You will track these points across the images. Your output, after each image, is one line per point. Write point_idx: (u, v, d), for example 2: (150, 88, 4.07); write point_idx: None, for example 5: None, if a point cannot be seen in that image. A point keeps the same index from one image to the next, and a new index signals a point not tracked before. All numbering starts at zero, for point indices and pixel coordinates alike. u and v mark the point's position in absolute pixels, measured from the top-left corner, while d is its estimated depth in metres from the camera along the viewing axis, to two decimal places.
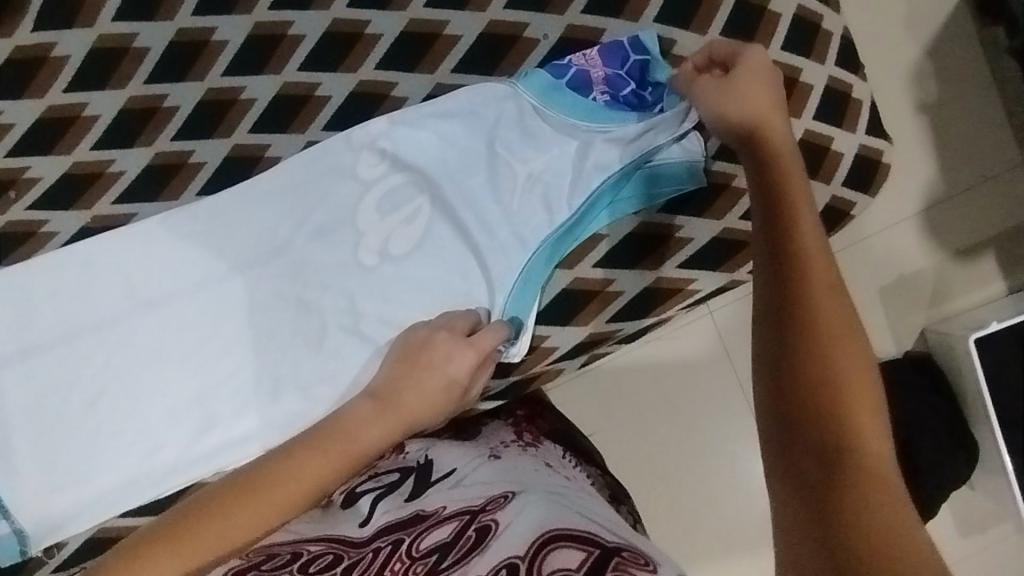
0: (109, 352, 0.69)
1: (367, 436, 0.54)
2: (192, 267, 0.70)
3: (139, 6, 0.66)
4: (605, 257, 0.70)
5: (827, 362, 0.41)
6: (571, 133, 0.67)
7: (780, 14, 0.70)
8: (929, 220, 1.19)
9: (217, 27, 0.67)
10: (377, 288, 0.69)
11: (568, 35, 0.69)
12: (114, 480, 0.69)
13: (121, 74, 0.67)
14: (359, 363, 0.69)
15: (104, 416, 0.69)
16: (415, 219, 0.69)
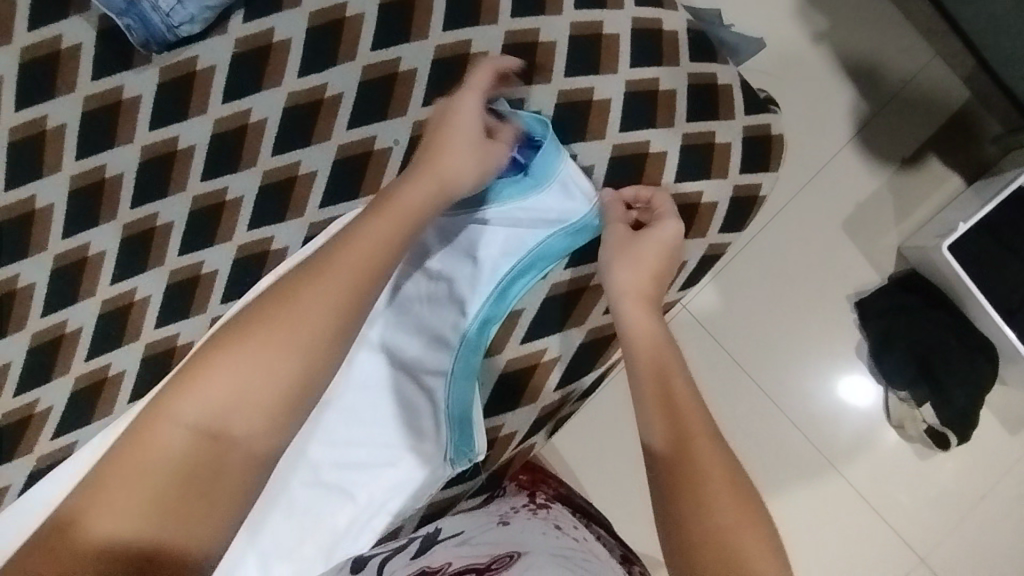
0: None
1: (341, 263, 0.56)
2: None
3: (11, 248, 0.66)
4: (529, 330, 0.68)
5: (699, 458, 0.55)
6: (451, 224, 0.68)
7: (616, 35, 0.69)
8: (864, 140, 1.16)
9: (91, 241, 0.67)
10: (322, 433, 0.67)
11: (417, 132, 0.69)
12: None
13: (18, 317, 0.67)
14: (334, 511, 0.68)
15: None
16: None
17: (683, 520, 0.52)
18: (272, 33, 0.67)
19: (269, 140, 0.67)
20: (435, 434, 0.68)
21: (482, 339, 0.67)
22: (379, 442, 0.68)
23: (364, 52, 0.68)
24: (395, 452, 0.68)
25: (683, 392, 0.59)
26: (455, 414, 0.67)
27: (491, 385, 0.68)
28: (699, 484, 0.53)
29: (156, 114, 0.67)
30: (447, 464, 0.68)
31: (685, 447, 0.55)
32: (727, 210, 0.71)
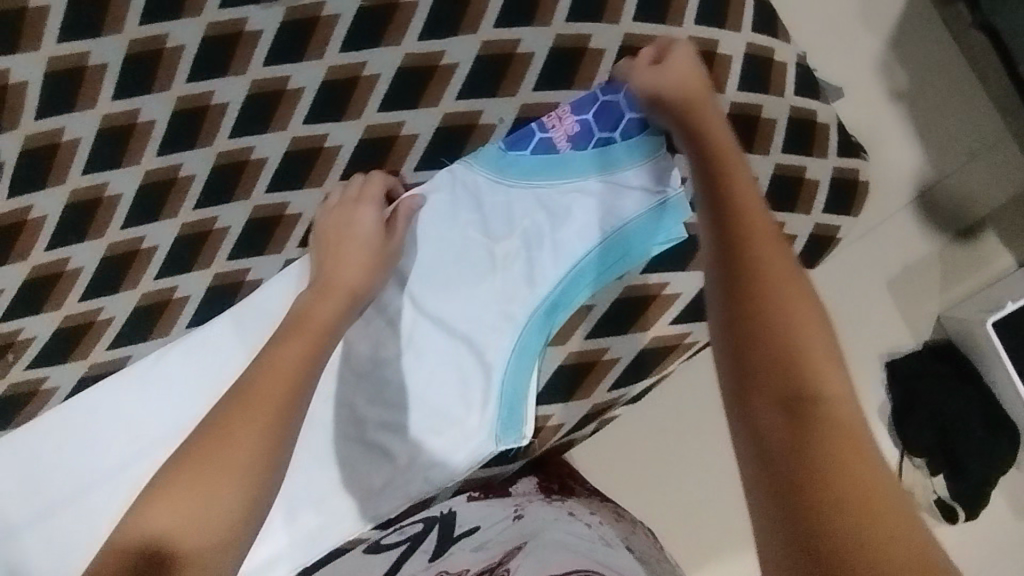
0: (126, 495, 0.70)
1: (324, 312, 0.61)
2: (193, 396, 0.71)
3: (104, 157, 0.66)
4: (595, 327, 0.69)
5: (788, 318, 0.47)
6: (537, 195, 0.68)
7: (729, 56, 0.70)
8: (924, 206, 1.17)
9: (183, 163, 0.67)
10: (375, 391, 0.68)
11: (524, 113, 0.69)
12: None
13: (98, 224, 0.67)
14: (371, 471, 0.69)
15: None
16: (398, 319, 0.68)
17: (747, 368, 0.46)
18: None
19: (378, 95, 0.67)
20: (488, 406, 0.68)
21: (551, 319, 0.68)
22: (430, 406, 0.68)
23: (487, 28, 0.67)
24: (444, 418, 0.68)
25: (772, 248, 0.51)
26: (513, 388, 0.67)
27: (549, 372, 0.69)
28: (766, 308, 0.48)
29: (273, 51, 0.66)
30: (494, 439, 0.68)
31: (753, 290, 0.49)
32: (804, 245, 0.72)
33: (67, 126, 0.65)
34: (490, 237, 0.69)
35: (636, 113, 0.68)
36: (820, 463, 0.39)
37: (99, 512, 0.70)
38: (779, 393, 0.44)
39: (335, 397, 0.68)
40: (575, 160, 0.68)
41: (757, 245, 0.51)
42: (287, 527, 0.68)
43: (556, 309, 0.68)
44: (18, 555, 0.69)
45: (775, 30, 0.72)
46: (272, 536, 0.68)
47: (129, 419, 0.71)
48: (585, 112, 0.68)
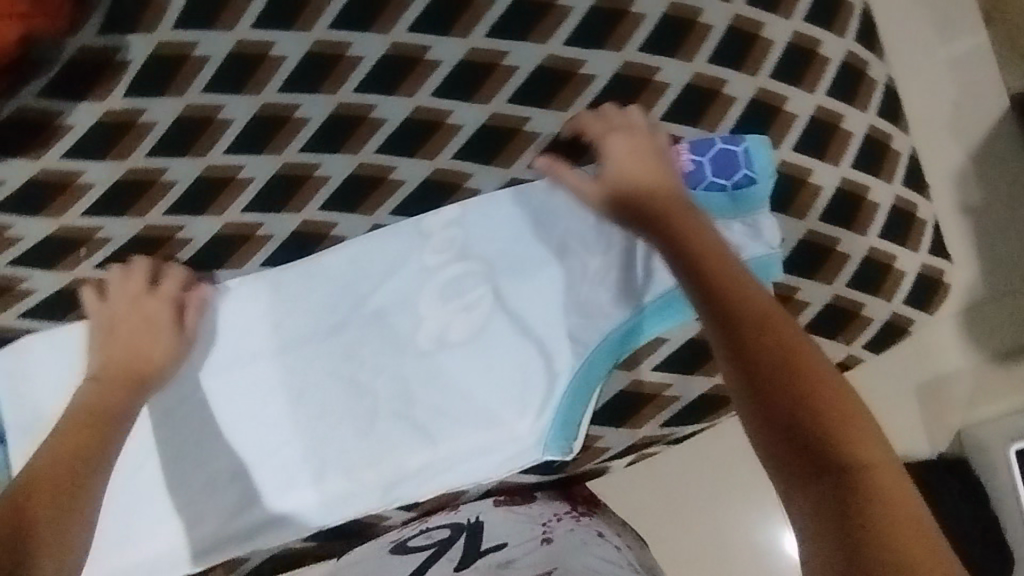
0: (160, 419, 0.71)
1: (161, 343, 0.69)
2: (247, 335, 0.72)
3: (227, 81, 0.65)
4: (660, 362, 0.71)
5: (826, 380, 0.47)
6: None
7: (851, 133, 0.70)
8: (971, 321, 1.17)
9: (301, 105, 0.67)
10: (434, 370, 0.71)
11: None
12: (152, 550, 0.72)
13: (203, 144, 0.67)
14: (412, 449, 0.71)
15: (141, 480, 0.72)
16: (475, 307, 0.70)
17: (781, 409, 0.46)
18: None
19: (512, 87, 0.68)
20: (543, 414, 0.70)
21: (622, 347, 0.69)
22: (486, 402, 0.70)
23: (632, 49, 0.68)
24: (497, 417, 0.70)
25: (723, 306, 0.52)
26: (572, 404, 0.69)
27: (610, 393, 0.71)
28: (797, 358, 0.48)
29: (422, 19, 0.66)
30: (542, 449, 0.70)
31: (763, 328, 0.50)
32: (877, 332, 0.73)
33: (201, 41, 0.63)
34: (585, 256, 0.70)
35: (749, 169, 0.68)
36: (860, 499, 0.42)
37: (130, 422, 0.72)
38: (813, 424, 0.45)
39: (392, 370, 0.71)
40: (691, 193, 0.68)
41: (726, 289, 0.53)
42: (312, 487, 0.72)
43: (629, 338, 0.69)
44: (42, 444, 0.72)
45: (895, 119, 0.73)
46: (290, 494, 0.72)
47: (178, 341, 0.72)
48: (705, 154, 0.68)
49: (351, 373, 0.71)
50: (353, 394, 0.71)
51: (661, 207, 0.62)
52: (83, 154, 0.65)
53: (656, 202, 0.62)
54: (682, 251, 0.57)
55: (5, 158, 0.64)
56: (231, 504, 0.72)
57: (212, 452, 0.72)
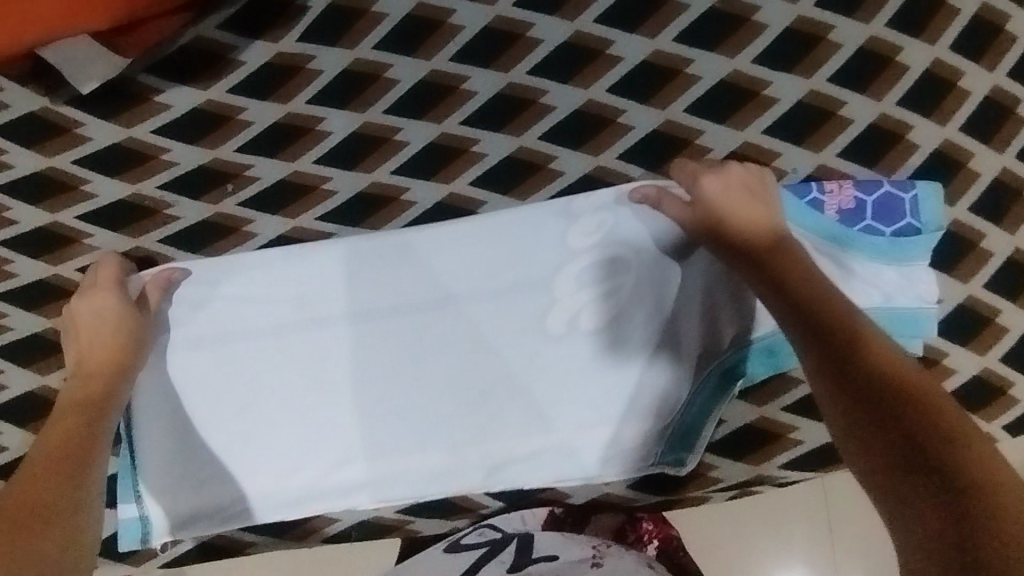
0: (275, 354, 0.76)
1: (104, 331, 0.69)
2: (368, 288, 0.74)
3: (400, 42, 0.66)
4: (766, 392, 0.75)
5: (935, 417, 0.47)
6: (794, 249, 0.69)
7: None
8: None
9: (470, 78, 0.67)
10: (552, 360, 0.75)
11: (817, 172, 0.68)
12: (253, 480, 0.78)
13: (365, 99, 0.68)
14: (520, 432, 0.77)
15: (253, 421, 0.77)
16: (605, 301, 0.73)
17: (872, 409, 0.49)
18: (756, 10, 0.64)
19: (690, 98, 0.67)
20: (645, 427, 0.76)
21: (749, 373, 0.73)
22: (594, 401, 0.76)
23: (821, 79, 0.66)
24: (607, 420, 0.76)
25: (841, 345, 0.54)
26: (688, 420, 0.75)
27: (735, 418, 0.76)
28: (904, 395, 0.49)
29: (608, 12, 0.65)
30: (658, 457, 0.77)
31: (862, 351, 0.53)
32: (981, 396, 0.73)
33: None
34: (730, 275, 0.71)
35: (914, 219, 0.68)
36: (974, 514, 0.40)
37: (246, 364, 0.76)
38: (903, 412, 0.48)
39: (511, 351, 0.75)
40: (852, 232, 0.68)
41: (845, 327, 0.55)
42: (421, 450, 0.78)
43: (764, 364, 0.73)
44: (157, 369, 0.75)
45: None
46: (380, 463, 0.78)
47: (303, 291, 0.74)
48: (872, 195, 0.68)
49: (468, 353, 0.75)
50: (471, 370, 0.76)
51: (767, 250, 0.63)
52: (250, 93, 0.68)
53: (765, 244, 0.63)
54: (787, 293, 0.59)
55: (178, 84, 0.67)
56: (338, 459, 0.78)
57: (326, 403, 0.77)
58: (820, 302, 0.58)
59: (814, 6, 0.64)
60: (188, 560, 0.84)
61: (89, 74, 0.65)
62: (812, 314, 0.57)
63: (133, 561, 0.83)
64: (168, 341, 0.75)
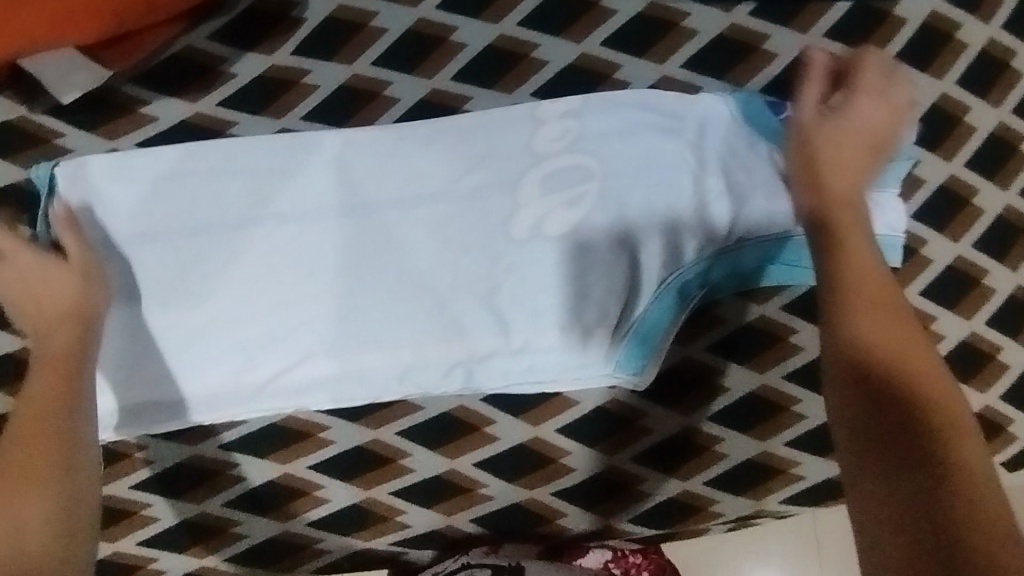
0: (215, 253, 0.67)
1: (59, 287, 0.59)
2: (324, 187, 0.67)
3: (399, 59, 0.65)
4: (717, 343, 0.66)
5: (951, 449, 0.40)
6: (758, 159, 0.64)
7: None
8: None
9: (471, 98, 0.66)
10: (516, 262, 0.65)
11: (806, 58, 0.64)
12: (180, 392, 0.66)
13: (364, 117, 0.67)
14: (483, 340, 0.66)
15: (187, 325, 0.67)
16: (578, 204, 0.64)
17: (880, 436, 0.42)
18: (765, 39, 0.64)
19: (700, 122, 0.64)
20: (629, 325, 0.65)
21: (691, 294, 0.64)
22: (571, 305, 0.65)
23: None
24: (603, 322, 0.65)
25: (870, 326, 0.45)
26: (647, 333, 0.64)
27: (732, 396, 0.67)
28: (921, 415, 0.42)
29: (615, 36, 0.64)
30: (614, 368, 0.65)
31: (879, 350, 0.44)
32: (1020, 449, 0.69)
33: (381, 12, 0.65)
34: (730, 160, 0.64)
35: None
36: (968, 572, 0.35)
37: (201, 253, 0.66)
38: (914, 445, 0.40)
39: (479, 250, 0.66)
40: None
41: (863, 308, 0.46)
42: (373, 354, 0.67)
43: (725, 279, 0.64)
44: (111, 263, 0.66)
45: None
46: (348, 360, 0.67)
47: (261, 182, 0.66)
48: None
49: (415, 245, 0.66)
50: (417, 296, 0.66)
51: (845, 223, 0.50)
52: (241, 105, 0.66)
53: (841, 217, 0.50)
54: (841, 276, 0.47)
55: (165, 96, 0.65)
56: (288, 362, 0.67)
57: (291, 292, 0.67)
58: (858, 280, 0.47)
59: (824, 36, 0.64)
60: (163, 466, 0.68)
61: (71, 83, 0.62)
62: (842, 299, 0.47)
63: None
64: (110, 237, 0.66)
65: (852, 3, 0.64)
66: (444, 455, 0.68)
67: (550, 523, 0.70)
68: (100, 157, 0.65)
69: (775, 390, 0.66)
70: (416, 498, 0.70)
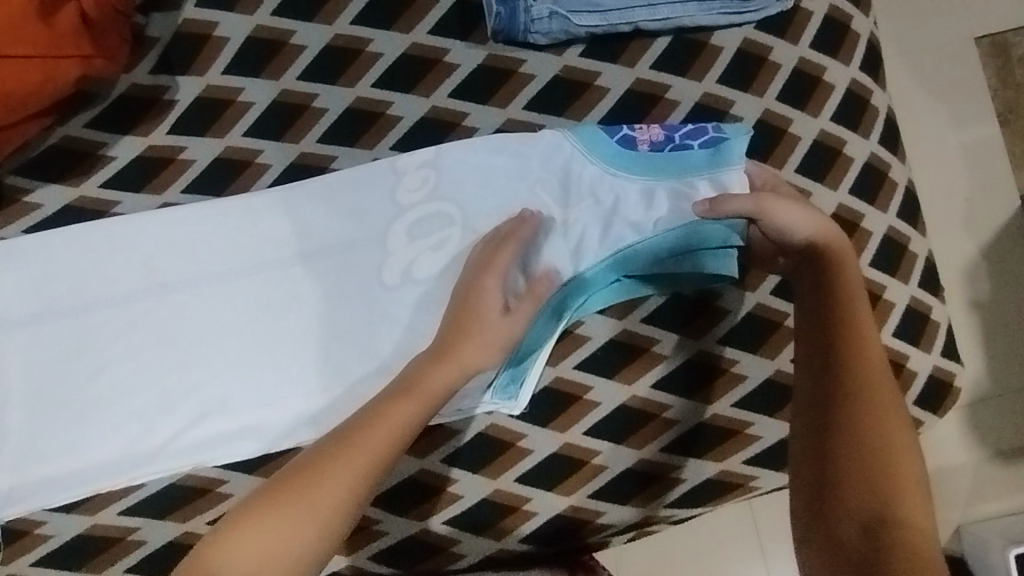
0: (107, 326, 0.70)
1: (436, 380, 0.56)
2: (208, 254, 0.71)
3: (267, 128, 0.71)
4: (586, 360, 0.69)
5: (877, 420, 0.52)
6: (603, 184, 0.69)
7: (870, 233, 0.71)
8: (1013, 417, 0.98)
9: (338, 156, 0.71)
10: (391, 307, 0.69)
11: (636, 88, 0.70)
12: (80, 465, 0.68)
13: (241, 183, 0.71)
14: (369, 382, 0.69)
15: (86, 398, 0.69)
16: (442, 248, 0.69)
17: (822, 477, 0.52)
18: (596, 76, 0.70)
19: (547, 158, 0.69)
20: None
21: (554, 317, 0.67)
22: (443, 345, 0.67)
23: None
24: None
25: (870, 335, 0.55)
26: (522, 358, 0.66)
27: (608, 410, 0.69)
28: (862, 395, 0.53)
29: (460, 87, 0.70)
30: (492, 396, 0.67)
31: (868, 393, 0.53)
32: None
33: (247, 88, 0.70)
34: (578, 187, 0.69)
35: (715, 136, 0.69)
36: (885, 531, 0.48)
37: (94, 328, 0.70)
38: (862, 484, 0.50)
39: (356, 299, 0.70)
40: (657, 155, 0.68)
41: (866, 386, 0.53)
42: (266, 408, 0.70)
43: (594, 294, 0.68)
44: (8, 346, 0.69)
45: (916, 221, 0.73)
46: (243, 415, 0.70)
47: (148, 255, 0.70)
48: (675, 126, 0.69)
49: (296, 300, 0.70)
50: (303, 347, 0.70)
51: (834, 249, 0.57)
52: (123, 185, 0.70)
53: (832, 250, 0.57)
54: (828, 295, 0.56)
55: (49, 184, 0.69)
56: (185, 424, 0.70)
57: (183, 358, 0.70)
58: (857, 300, 0.55)
59: (650, 69, 0.70)
60: (62, 541, 0.68)
61: None
62: (847, 321, 0.55)
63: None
64: (5, 321, 0.69)
65: (670, 37, 0.70)
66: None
67: (452, 553, 0.70)
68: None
69: (644, 399, 0.69)
70: None
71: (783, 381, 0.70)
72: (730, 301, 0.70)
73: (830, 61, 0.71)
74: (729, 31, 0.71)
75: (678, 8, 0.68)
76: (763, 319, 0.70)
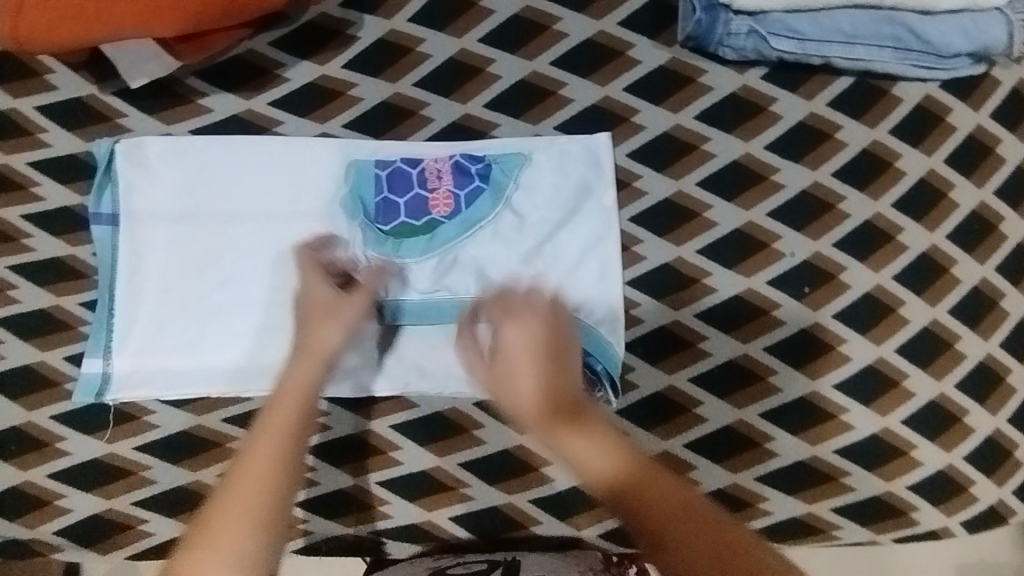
0: (244, 239, 0.71)
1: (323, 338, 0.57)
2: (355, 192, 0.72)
3: (438, 83, 0.72)
4: (703, 374, 0.69)
5: (714, 539, 0.40)
6: (753, 208, 0.70)
7: (1008, 314, 0.70)
8: None
9: (500, 125, 0.72)
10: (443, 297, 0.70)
11: (809, 121, 0.70)
12: (194, 365, 0.70)
13: (398, 131, 0.72)
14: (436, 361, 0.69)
15: (211, 303, 0.71)
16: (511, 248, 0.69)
17: None
18: (772, 102, 0.70)
19: (704, 171, 0.70)
20: None
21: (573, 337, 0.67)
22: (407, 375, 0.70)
23: (824, 172, 0.70)
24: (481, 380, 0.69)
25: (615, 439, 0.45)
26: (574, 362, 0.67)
27: (713, 427, 0.70)
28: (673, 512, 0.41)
29: (637, 83, 0.70)
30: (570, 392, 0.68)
31: (649, 495, 0.42)
32: (978, 512, 0.70)
33: (427, 40, 0.71)
34: (728, 208, 0.70)
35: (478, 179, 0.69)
36: None
37: (231, 239, 0.71)
38: None
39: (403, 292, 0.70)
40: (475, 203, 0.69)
41: (669, 504, 0.42)
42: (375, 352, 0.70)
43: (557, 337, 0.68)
44: (150, 236, 0.71)
45: None
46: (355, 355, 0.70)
47: (297, 180, 0.72)
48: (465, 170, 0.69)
49: None
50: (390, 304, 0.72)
51: (539, 346, 0.51)
52: (290, 107, 0.72)
53: (531, 357, 0.50)
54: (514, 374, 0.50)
55: (222, 91, 0.71)
56: None
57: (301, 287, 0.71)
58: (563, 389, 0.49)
59: (825, 106, 0.70)
60: (167, 432, 0.70)
61: (142, 71, 0.68)
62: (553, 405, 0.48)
63: (99, 440, 0.70)
64: (153, 212, 0.71)
65: (853, 79, 0.70)
66: (432, 451, 0.70)
67: (528, 532, 0.70)
68: (154, 138, 0.71)
69: (750, 425, 0.70)
70: (400, 491, 0.70)
71: (889, 439, 0.69)
72: (854, 349, 0.69)
73: (1006, 135, 0.70)
74: (914, 84, 0.70)
75: (872, 52, 0.68)
76: (882, 375, 0.69)
